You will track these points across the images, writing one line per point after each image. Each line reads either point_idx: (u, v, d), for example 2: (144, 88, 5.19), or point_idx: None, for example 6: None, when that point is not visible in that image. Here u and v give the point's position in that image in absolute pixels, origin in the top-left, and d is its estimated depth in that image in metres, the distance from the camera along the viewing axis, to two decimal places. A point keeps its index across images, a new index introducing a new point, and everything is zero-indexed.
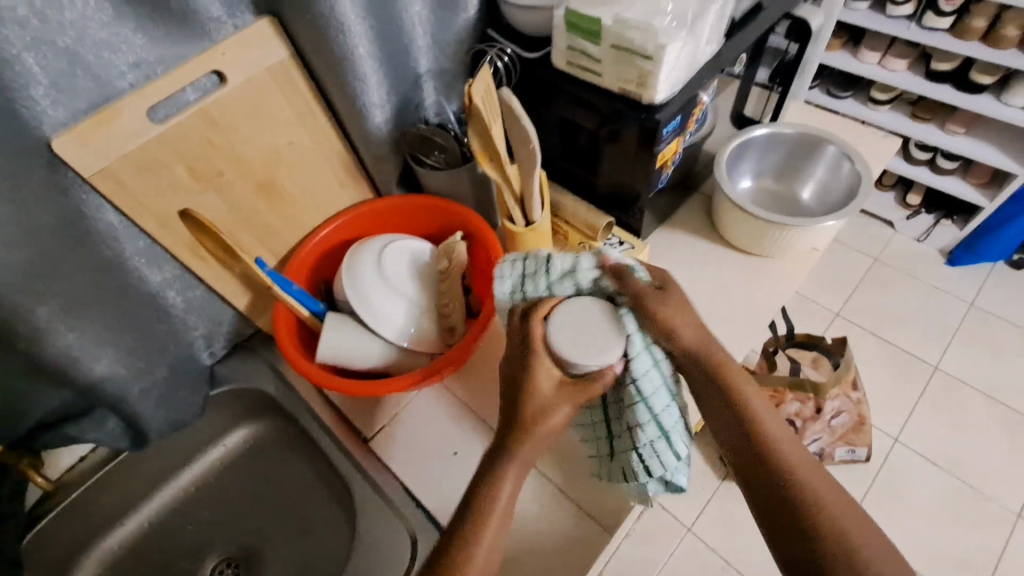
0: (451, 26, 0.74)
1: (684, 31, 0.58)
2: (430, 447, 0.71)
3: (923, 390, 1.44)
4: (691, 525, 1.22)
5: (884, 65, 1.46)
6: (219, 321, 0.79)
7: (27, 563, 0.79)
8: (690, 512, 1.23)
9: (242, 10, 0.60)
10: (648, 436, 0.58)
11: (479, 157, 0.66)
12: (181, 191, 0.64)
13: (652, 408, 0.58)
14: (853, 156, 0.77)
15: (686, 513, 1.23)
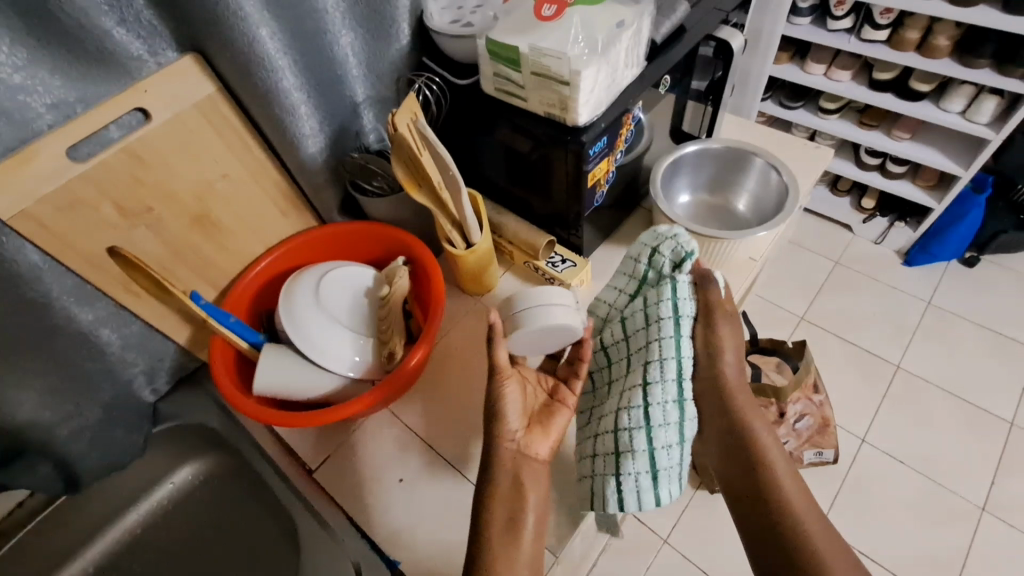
0: (385, 54, 0.76)
1: (598, 57, 0.59)
2: (375, 475, 0.69)
3: (885, 388, 1.48)
4: (667, 536, 1.22)
5: (830, 75, 1.50)
6: (160, 358, 0.77)
7: None
8: (666, 523, 1.23)
9: (164, 47, 0.60)
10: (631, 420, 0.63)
11: (406, 184, 0.67)
12: (108, 228, 0.63)
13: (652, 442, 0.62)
14: (780, 167, 0.79)
15: (661, 524, 1.23)
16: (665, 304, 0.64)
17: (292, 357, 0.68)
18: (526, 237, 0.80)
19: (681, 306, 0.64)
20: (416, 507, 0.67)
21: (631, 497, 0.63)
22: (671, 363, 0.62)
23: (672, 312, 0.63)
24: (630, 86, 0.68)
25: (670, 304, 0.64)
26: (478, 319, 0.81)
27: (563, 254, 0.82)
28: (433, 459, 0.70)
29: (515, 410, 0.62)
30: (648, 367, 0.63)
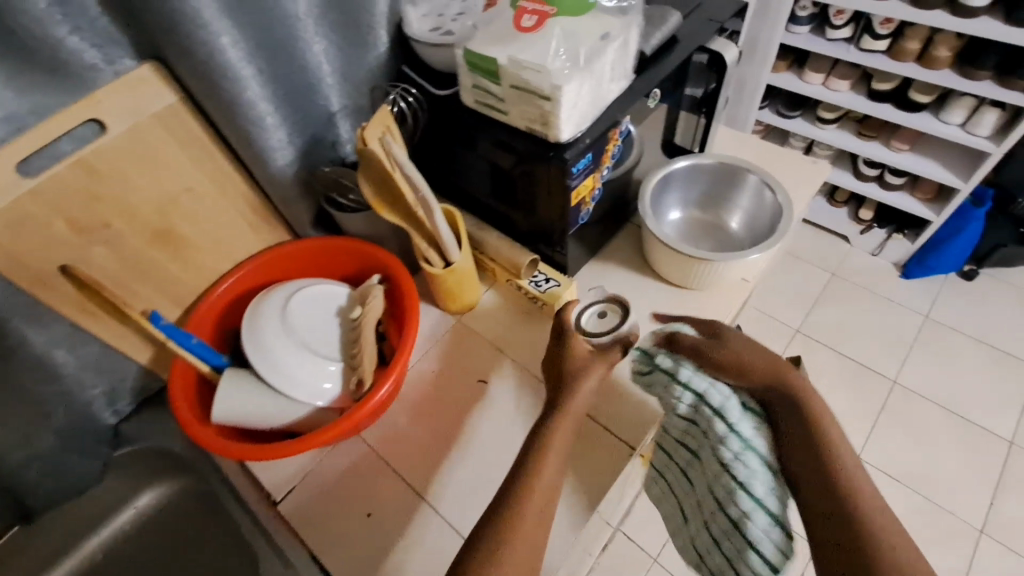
0: (362, 62, 0.73)
1: (581, 71, 0.56)
2: (344, 506, 0.66)
3: (882, 404, 1.45)
4: (657, 555, 1.18)
5: (829, 85, 1.47)
6: (122, 378, 0.73)
7: None
8: (656, 541, 1.19)
9: (121, 55, 0.57)
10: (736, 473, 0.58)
11: (375, 206, 0.63)
12: (61, 246, 0.59)
13: (754, 494, 0.57)
14: (774, 186, 0.76)
15: (651, 543, 1.19)
16: (685, 403, 0.64)
17: (254, 384, 0.64)
18: (508, 254, 0.77)
19: (710, 397, 0.62)
20: (385, 543, 0.63)
21: (779, 555, 0.55)
22: (734, 435, 0.60)
23: (713, 409, 0.62)
24: (617, 100, 0.65)
25: (690, 399, 0.64)
26: (457, 340, 0.78)
27: (547, 272, 0.78)
28: (405, 491, 0.66)
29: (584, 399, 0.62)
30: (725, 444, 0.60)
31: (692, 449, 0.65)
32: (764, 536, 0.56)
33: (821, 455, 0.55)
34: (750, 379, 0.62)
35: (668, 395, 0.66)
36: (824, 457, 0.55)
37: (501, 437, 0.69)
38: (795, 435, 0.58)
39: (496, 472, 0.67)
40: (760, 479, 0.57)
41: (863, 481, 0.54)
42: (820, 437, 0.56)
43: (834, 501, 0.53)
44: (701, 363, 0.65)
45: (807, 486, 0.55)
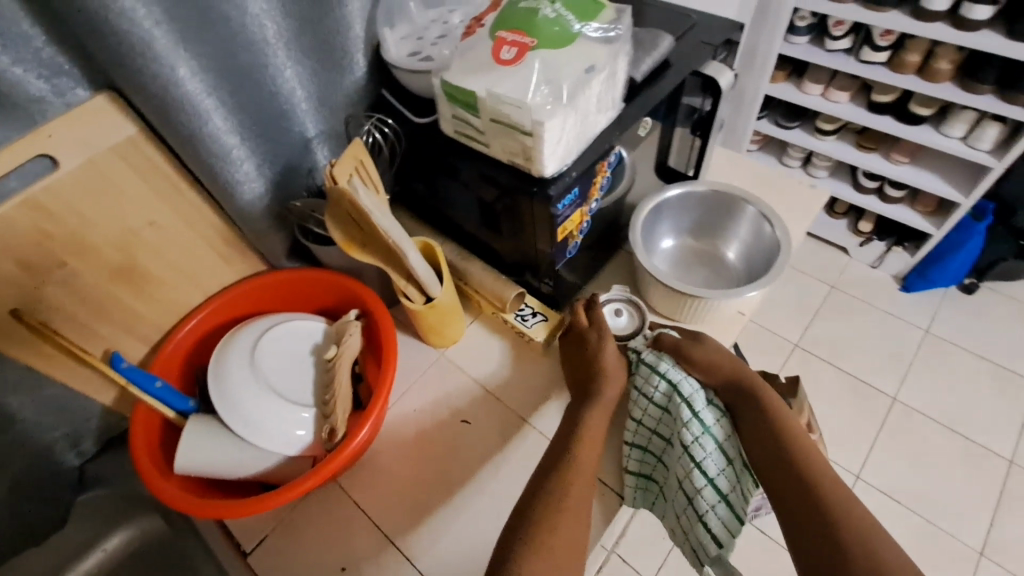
0: (338, 87, 0.69)
1: (564, 107, 0.52)
2: (319, 559, 0.62)
3: (881, 422, 1.41)
4: None
5: (827, 96, 1.44)
6: (87, 418, 0.70)
7: None
8: (650, 564, 1.16)
9: (73, 86, 0.53)
10: (700, 452, 0.61)
11: (344, 247, 0.60)
12: (11, 289, 0.56)
13: (707, 473, 0.61)
14: (773, 218, 0.73)
15: (645, 565, 1.16)
16: (659, 392, 0.65)
17: (219, 434, 0.60)
18: (493, 288, 0.73)
19: (682, 388, 0.64)
20: None
21: (725, 530, 0.60)
22: (697, 422, 0.63)
23: (683, 398, 0.63)
24: (605, 130, 0.61)
25: (664, 388, 0.65)
26: (439, 377, 0.74)
27: (534, 306, 0.75)
28: (381, 541, 0.63)
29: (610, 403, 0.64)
30: (686, 430, 0.62)
31: (664, 439, 0.65)
32: (712, 510, 0.60)
33: (783, 451, 0.58)
34: (719, 378, 0.65)
35: (645, 385, 0.66)
36: (788, 456, 0.58)
37: (481, 484, 0.65)
38: (761, 431, 0.61)
39: (479, 519, 0.63)
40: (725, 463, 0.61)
41: (828, 474, 0.56)
42: (781, 434, 0.59)
43: (806, 505, 0.55)
44: (678, 360, 0.67)
45: (779, 489, 0.58)
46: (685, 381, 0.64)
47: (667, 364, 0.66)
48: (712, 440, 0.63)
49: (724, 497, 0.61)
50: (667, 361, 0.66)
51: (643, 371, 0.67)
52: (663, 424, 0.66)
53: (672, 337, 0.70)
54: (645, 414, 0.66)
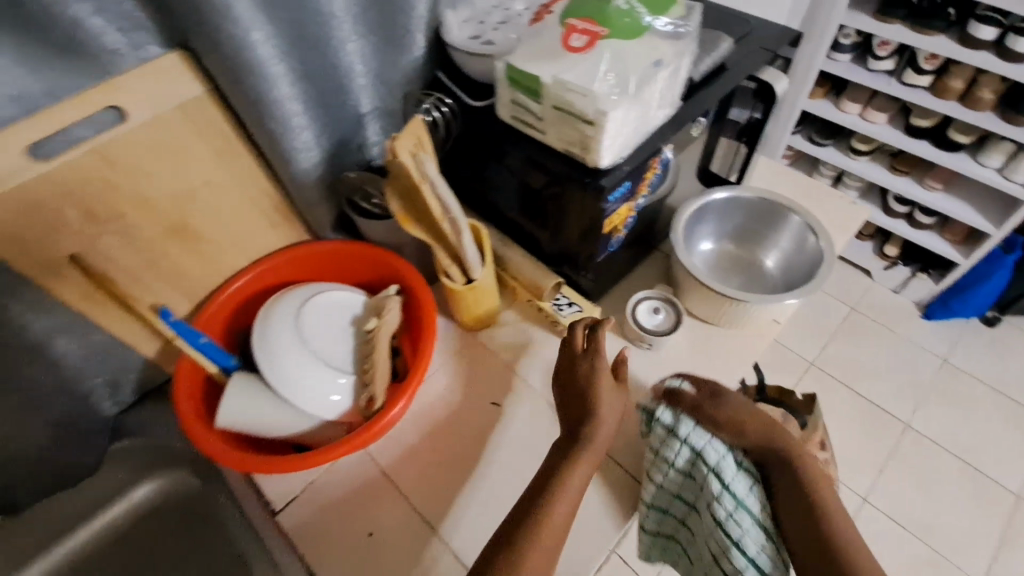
0: (396, 64, 0.70)
1: (629, 99, 0.52)
2: (345, 523, 0.64)
3: (892, 448, 1.40)
4: None
5: (865, 116, 1.42)
6: (125, 368, 0.71)
7: None
8: None
9: (147, 41, 0.55)
10: (734, 528, 0.60)
11: (401, 220, 0.61)
12: (71, 234, 0.57)
13: (745, 552, 0.60)
14: (818, 231, 0.73)
15: None
16: (682, 460, 0.63)
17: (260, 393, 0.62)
18: (532, 274, 0.74)
19: (707, 455, 0.63)
20: (383, 565, 0.61)
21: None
22: (728, 495, 0.61)
23: (710, 468, 0.63)
24: (661, 127, 0.62)
25: (687, 456, 0.63)
26: (471, 357, 0.75)
27: (570, 296, 0.75)
28: (405, 510, 0.64)
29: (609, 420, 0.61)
30: (716, 508, 0.61)
31: (688, 504, 0.65)
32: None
33: (819, 520, 0.58)
34: (746, 440, 0.64)
35: (665, 451, 0.64)
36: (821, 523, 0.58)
37: (508, 466, 0.66)
38: (793, 492, 0.61)
39: (503, 499, 0.64)
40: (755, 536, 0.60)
41: (851, 538, 0.57)
42: (813, 499, 0.60)
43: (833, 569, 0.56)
44: (698, 420, 0.65)
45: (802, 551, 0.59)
46: (712, 456, 0.63)
47: (688, 428, 0.64)
48: (746, 512, 0.61)
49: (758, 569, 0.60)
50: (675, 419, 0.65)
51: (661, 447, 0.64)
52: (693, 492, 0.65)
53: (689, 393, 0.66)
54: (668, 484, 0.64)
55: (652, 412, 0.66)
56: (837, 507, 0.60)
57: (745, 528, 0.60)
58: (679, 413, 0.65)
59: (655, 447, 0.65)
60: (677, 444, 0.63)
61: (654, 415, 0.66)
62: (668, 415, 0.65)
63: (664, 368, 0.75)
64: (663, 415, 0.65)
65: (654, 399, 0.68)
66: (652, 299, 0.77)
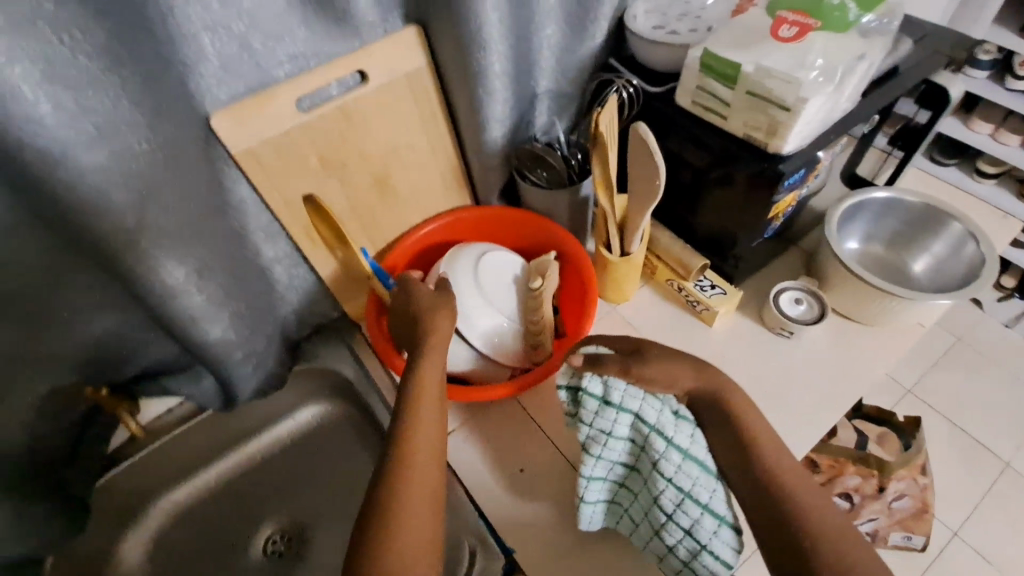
0: (578, 51, 0.76)
1: (830, 87, 0.57)
2: (500, 458, 0.70)
3: (989, 487, 1.26)
4: None
5: (997, 137, 1.28)
6: (313, 302, 0.81)
7: (96, 505, 0.80)
8: None
9: (394, 16, 0.64)
10: (669, 474, 0.57)
11: (597, 183, 0.68)
12: (308, 177, 0.67)
13: (698, 500, 0.56)
14: (979, 238, 0.73)
15: None
16: (621, 427, 0.60)
17: None
18: (679, 255, 0.78)
19: (645, 415, 0.59)
20: (532, 498, 0.67)
21: (729, 548, 0.56)
22: (674, 450, 0.57)
23: (651, 428, 0.59)
24: (839, 121, 0.65)
25: (626, 422, 0.60)
26: (612, 327, 0.81)
27: (713, 279, 0.79)
28: (553, 452, 0.70)
29: (434, 381, 0.57)
30: (659, 464, 0.58)
31: (636, 470, 0.62)
32: (714, 536, 0.56)
33: (753, 470, 0.54)
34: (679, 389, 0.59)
35: (600, 421, 0.60)
36: (750, 463, 0.54)
37: None
38: (726, 442, 0.56)
39: None
40: (687, 492, 0.57)
41: (812, 502, 0.51)
42: (742, 439, 0.55)
43: (774, 525, 0.51)
44: (630, 381, 0.60)
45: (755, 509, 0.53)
46: (593, 412, 0.61)
47: (595, 398, 0.61)
48: (693, 463, 0.57)
49: (720, 518, 0.56)
50: (595, 382, 0.61)
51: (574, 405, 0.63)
52: (635, 456, 0.62)
53: (577, 358, 0.61)
54: (632, 450, 0.62)
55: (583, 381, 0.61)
56: (787, 468, 0.53)
57: (706, 483, 0.57)
58: (575, 378, 0.62)
59: (573, 408, 0.63)
60: (608, 407, 0.60)
61: (563, 384, 0.63)
62: (604, 382, 0.61)
63: (800, 359, 0.76)
64: (569, 372, 0.63)
65: (575, 369, 0.62)
66: (795, 289, 0.80)
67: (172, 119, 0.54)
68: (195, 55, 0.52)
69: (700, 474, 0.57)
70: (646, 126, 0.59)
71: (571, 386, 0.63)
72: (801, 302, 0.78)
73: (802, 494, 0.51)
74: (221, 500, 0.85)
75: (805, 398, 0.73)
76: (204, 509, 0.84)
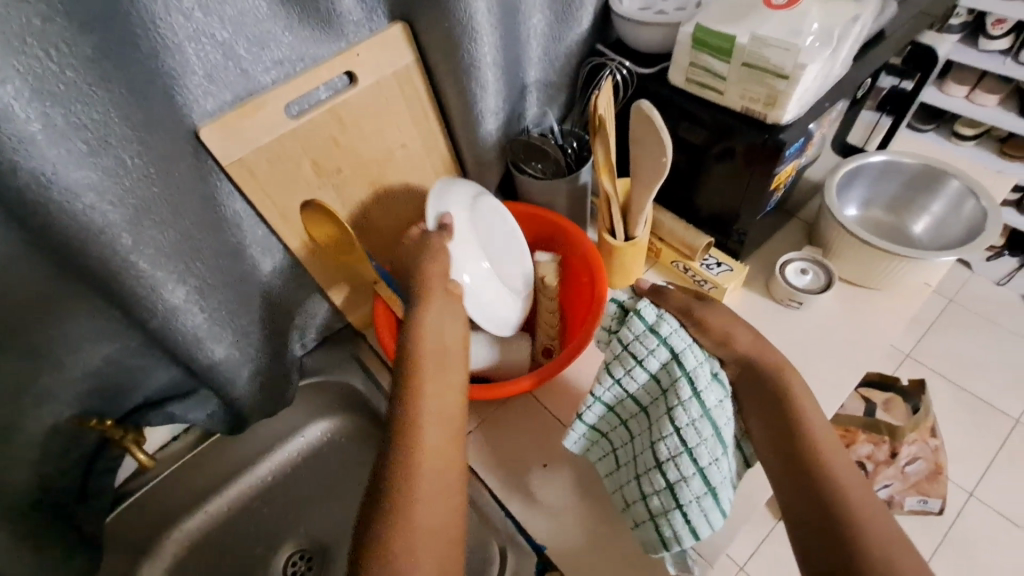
0: (564, 39, 0.76)
1: (828, 50, 0.57)
2: (522, 455, 0.69)
3: (1001, 443, 1.30)
4: (743, 563, 1.12)
5: (973, 99, 1.29)
6: (315, 316, 0.78)
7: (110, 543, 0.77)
8: (744, 550, 1.13)
9: (378, 15, 0.63)
10: (684, 421, 0.56)
11: (600, 169, 0.66)
12: (303, 185, 0.65)
13: (697, 461, 0.55)
14: (980, 193, 0.73)
15: (739, 551, 1.13)
16: (653, 361, 0.58)
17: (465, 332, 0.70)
18: (684, 235, 0.77)
19: (684, 359, 0.57)
20: (559, 493, 0.66)
21: (705, 522, 0.56)
22: (696, 404, 0.55)
23: (683, 374, 0.57)
24: (833, 87, 0.64)
25: (663, 358, 0.58)
26: None
27: (718, 258, 0.79)
28: None
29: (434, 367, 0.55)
30: (673, 408, 0.56)
31: (640, 410, 0.61)
32: (696, 502, 0.55)
33: (803, 467, 0.52)
34: (733, 352, 0.57)
35: (636, 348, 0.59)
36: (801, 462, 0.52)
37: None
38: (778, 431, 0.54)
39: None
40: (689, 446, 0.55)
41: (865, 512, 0.49)
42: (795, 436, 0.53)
43: (822, 531, 0.48)
44: (685, 324, 0.59)
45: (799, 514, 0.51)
46: (637, 341, 0.59)
47: (642, 327, 0.59)
48: (710, 425, 0.55)
49: (710, 488, 0.55)
50: (651, 316, 0.59)
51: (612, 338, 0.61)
52: (651, 398, 0.60)
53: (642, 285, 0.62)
54: (647, 390, 0.60)
55: (638, 308, 0.59)
56: (842, 472, 0.51)
57: (707, 440, 0.55)
58: (630, 305, 0.61)
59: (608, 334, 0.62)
60: (654, 342, 0.58)
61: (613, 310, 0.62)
62: (660, 319, 0.59)
63: (815, 330, 0.75)
64: (621, 301, 0.62)
65: (636, 296, 0.62)
66: (801, 259, 0.79)
67: (162, 135, 0.52)
68: (180, 67, 0.51)
69: (708, 436, 0.55)
70: (650, 103, 0.59)
71: (614, 318, 0.62)
72: (807, 272, 0.78)
73: (855, 501, 0.49)
74: (234, 526, 0.82)
75: (823, 369, 0.72)
76: (220, 538, 0.81)
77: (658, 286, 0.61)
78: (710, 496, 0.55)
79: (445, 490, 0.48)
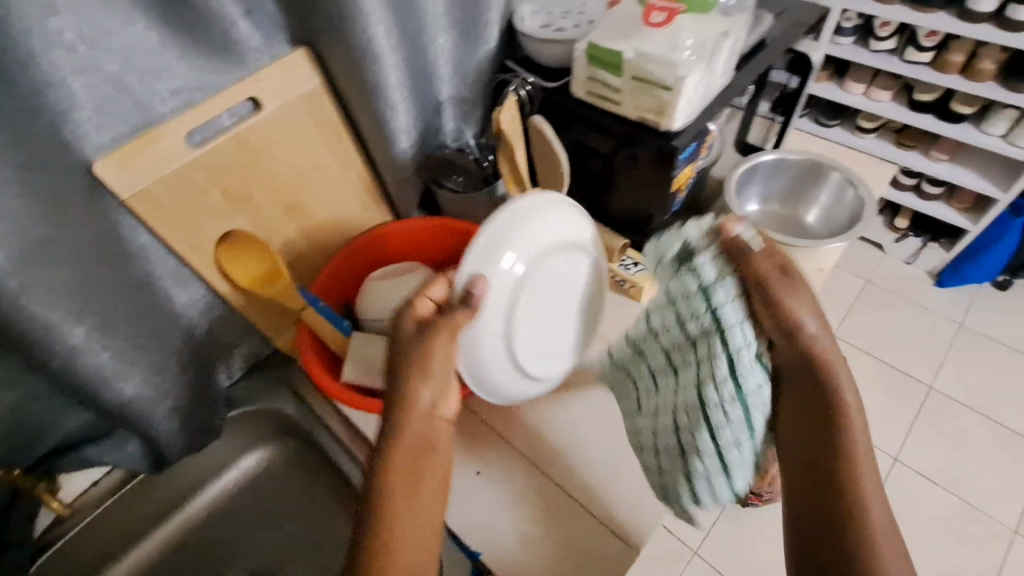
0: (473, 57, 0.78)
1: (703, 62, 0.61)
2: (454, 464, 0.68)
3: (918, 408, 1.40)
4: (697, 547, 1.14)
5: (869, 95, 1.41)
6: (239, 344, 0.77)
7: None
8: (696, 534, 1.15)
9: (278, 40, 0.63)
10: (717, 396, 0.53)
11: (507, 181, 0.69)
12: (213, 213, 0.65)
13: (719, 440, 0.54)
14: (858, 184, 0.81)
15: (690, 535, 1.15)
16: (699, 322, 0.54)
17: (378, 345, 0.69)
18: (601, 239, 0.81)
19: (733, 334, 0.52)
20: (494, 498, 0.65)
21: (711, 492, 0.56)
22: (732, 383, 0.53)
23: (727, 348, 0.53)
24: (719, 94, 0.70)
25: (708, 321, 0.53)
26: None
27: (634, 257, 0.81)
28: (507, 447, 0.69)
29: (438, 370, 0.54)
30: (703, 374, 0.54)
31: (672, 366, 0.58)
32: (707, 478, 0.55)
33: (833, 478, 0.50)
34: (794, 343, 0.53)
35: (683, 302, 0.55)
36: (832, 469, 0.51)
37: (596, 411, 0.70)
38: (819, 438, 0.52)
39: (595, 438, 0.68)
40: (713, 414, 0.54)
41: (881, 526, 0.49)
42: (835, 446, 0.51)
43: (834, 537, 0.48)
44: (743, 297, 0.53)
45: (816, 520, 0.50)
46: (693, 298, 0.54)
47: (709, 283, 0.53)
48: (741, 404, 0.53)
49: (725, 468, 0.55)
50: (721, 286, 0.53)
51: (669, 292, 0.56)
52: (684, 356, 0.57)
53: (740, 239, 0.54)
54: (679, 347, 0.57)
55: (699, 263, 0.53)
56: (868, 485, 0.50)
57: (735, 415, 0.53)
58: (703, 253, 0.54)
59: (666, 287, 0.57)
60: (706, 302, 0.53)
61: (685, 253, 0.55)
62: (720, 282, 0.53)
63: None
64: (700, 246, 0.55)
65: (716, 241, 0.55)
66: None
67: (49, 171, 0.51)
68: (64, 101, 0.50)
69: (737, 413, 0.53)
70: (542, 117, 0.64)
71: (675, 271, 0.56)
72: None
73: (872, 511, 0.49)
74: (168, 568, 0.79)
75: None
76: None
77: (742, 241, 0.54)
78: (723, 470, 0.55)
79: (416, 525, 0.49)
